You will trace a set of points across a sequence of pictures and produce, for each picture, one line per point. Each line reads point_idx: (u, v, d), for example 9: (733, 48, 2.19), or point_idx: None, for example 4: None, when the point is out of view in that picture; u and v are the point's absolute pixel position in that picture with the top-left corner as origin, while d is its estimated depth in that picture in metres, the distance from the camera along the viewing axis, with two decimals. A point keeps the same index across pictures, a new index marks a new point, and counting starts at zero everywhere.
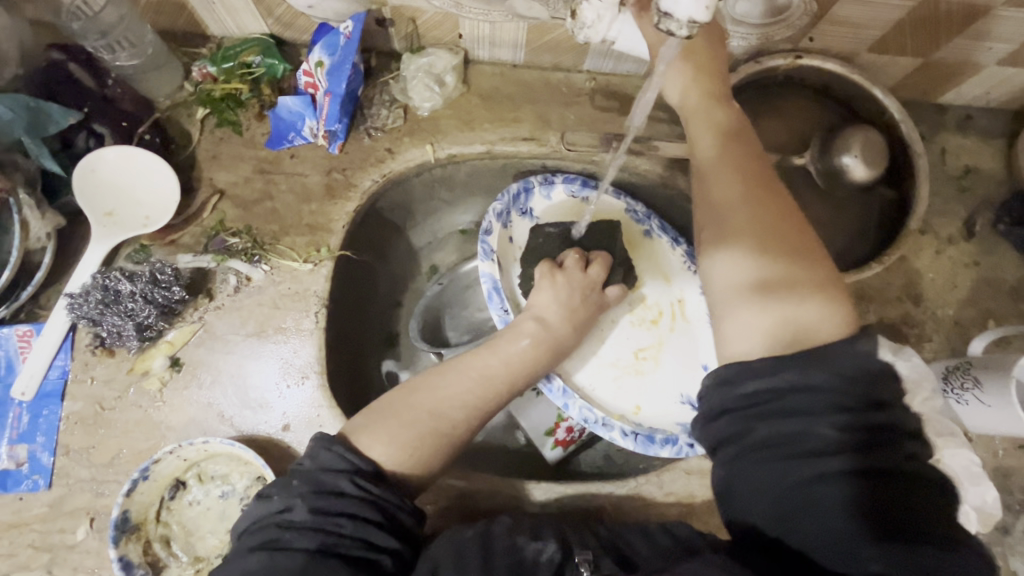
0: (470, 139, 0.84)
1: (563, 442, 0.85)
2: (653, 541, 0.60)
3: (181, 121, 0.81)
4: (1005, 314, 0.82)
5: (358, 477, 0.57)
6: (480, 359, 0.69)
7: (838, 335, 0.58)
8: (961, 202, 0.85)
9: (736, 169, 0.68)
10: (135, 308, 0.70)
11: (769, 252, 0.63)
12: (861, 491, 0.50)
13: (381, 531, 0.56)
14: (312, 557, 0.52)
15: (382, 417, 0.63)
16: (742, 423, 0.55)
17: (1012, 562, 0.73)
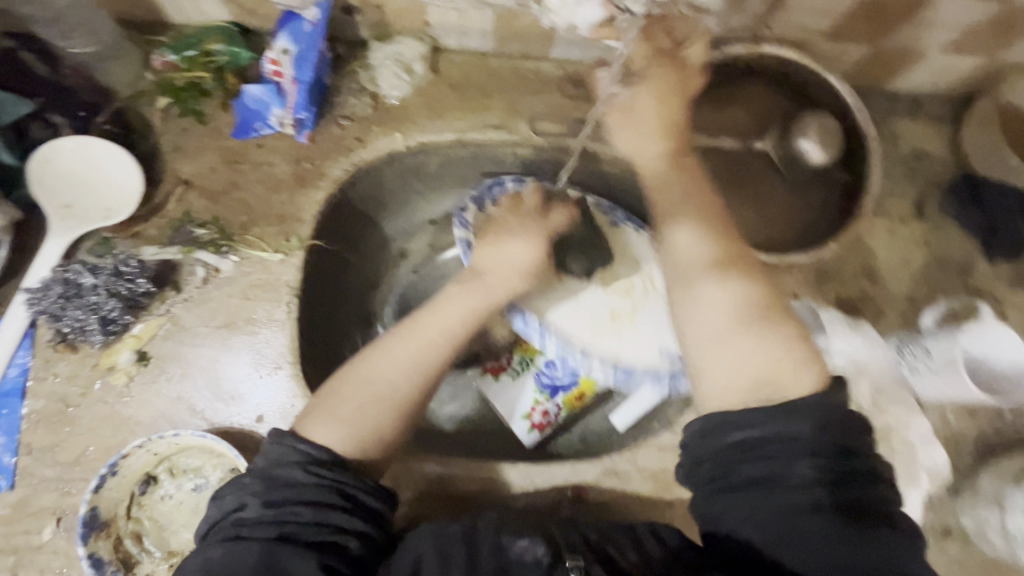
0: (440, 128, 0.84)
1: (538, 426, 0.87)
2: (642, 549, 0.58)
3: (142, 111, 0.79)
4: (954, 290, 0.86)
5: (310, 465, 0.56)
6: (419, 325, 0.66)
7: (805, 379, 0.60)
8: (912, 184, 0.89)
9: (701, 230, 0.67)
10: (98, 301, 0.68)
11: (739, 313, 0.63)
12: (836, 529, 0.52)
13: (342, 514, 0.55)
14: (269, 546, 0.52)
15: (329, 400, 0.61)
16: (724, 464, 0.57)
17: (962, 522, 0.78)
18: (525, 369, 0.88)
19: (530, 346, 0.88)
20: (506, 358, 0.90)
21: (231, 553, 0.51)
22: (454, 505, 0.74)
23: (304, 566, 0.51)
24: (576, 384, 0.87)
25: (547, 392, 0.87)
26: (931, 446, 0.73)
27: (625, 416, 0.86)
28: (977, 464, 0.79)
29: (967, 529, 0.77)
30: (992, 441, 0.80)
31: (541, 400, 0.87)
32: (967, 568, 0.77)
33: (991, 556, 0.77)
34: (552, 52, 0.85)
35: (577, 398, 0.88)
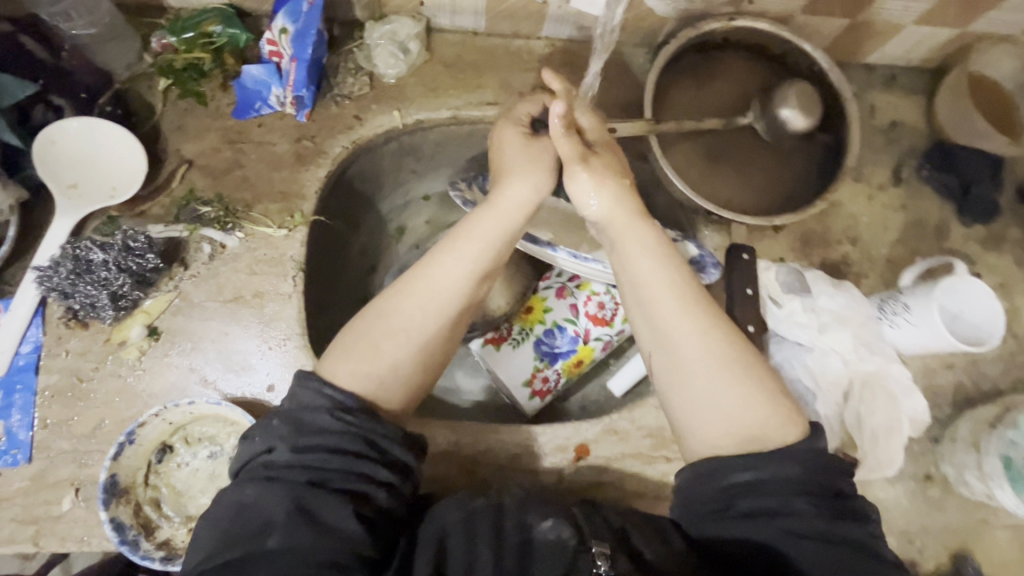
0: (436, 105, 0.86)
1: (539, 393, 0.89)
2: (666, 542, 0.58)
3: (143, 93, 0.81)
4: (930, 251, 0.90)
5: (338, 411, 0.57)
6: (437, 266, 0.65)
7: (786, 430, 0.60)
8: (890, 152, 0.93)
9: (678, 292, 0.65)
10: (109, 276, 0.70)
11: (722, 375, 0.62)
12: (829, 558, 0.54)
13: (370, 464, 0.56)
14: (301, 493, 0.53)
15: (353, 339, 0.62)
16: (722, 500, 0.58)
17: (943, 469, 0.82)
18: (525, 339, 0.89)
19: (529, 316, 0.90)
20: (506, 328, 0.91)
21: (263, 495, 0.53)
22: (462, 467, 0.77)
23: (335, 513, 0.53)
24: (575, 350, 0.90)
25: (547, 359, 0.89)
26: (912, 395, 0.75)
27: (621, 381, 0.89)
28: (956, 415, 0.83)
29: (947, 475, 0.82)
30: (969, 393, 0.84)
31: (541, 367, 0.89)
32: (949, 512, 0.81)
33: (971, 499, 0.81)
34: (542, 31, 0.88)
35: (575, 364, 0.91)
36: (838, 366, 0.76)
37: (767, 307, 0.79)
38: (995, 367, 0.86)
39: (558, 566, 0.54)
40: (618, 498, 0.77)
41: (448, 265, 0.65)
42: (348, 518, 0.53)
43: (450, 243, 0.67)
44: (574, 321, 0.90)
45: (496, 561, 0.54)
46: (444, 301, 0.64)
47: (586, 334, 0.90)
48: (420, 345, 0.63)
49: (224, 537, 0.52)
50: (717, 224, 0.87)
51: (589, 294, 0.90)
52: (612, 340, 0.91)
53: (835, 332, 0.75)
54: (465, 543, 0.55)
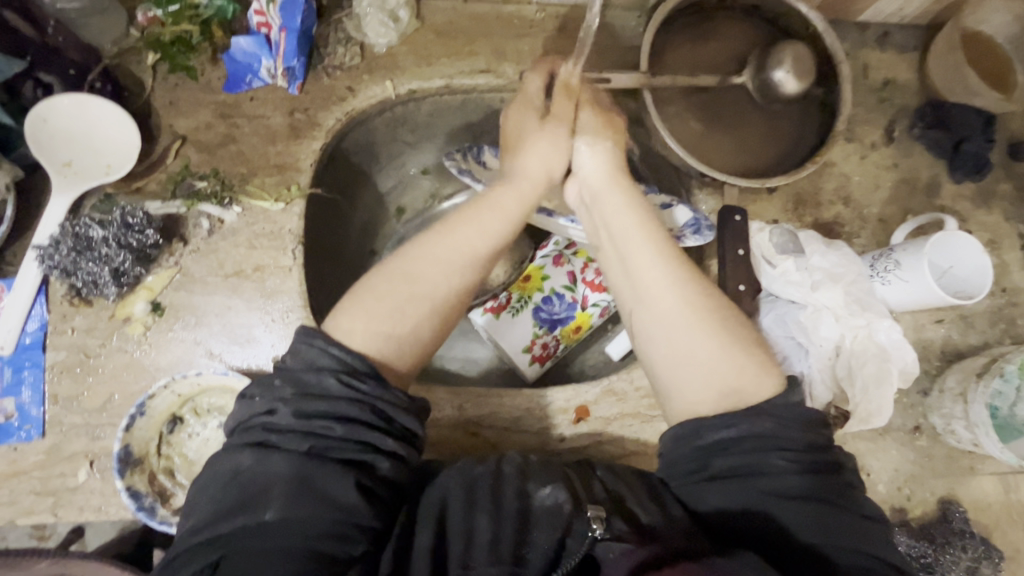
0: (428, 74, 0.85)
1: (539, 358, 0.91)
2: (666, 509, 0.58)
3: (131, 68, 0.81)
4: (922, 209, 0.91)
5: (343, 375, 0.57)
6: (459, 233, 0.66)
7: (764, 382, 0.61)
8: (883, 111, 0.93)
9: (659, 247, 0.67)
10: (110, 253, 0.70)
11: (702, 327, 0.63)
12: (810, 514, 0.54)
13: (372, 431, 0.56)
14: (301, 459, 0.53)
15: (368, 297, 0.62)
16: (698, 460, 0.60)
17: (931, 420, 0.85)
18: (524, 306, 0.90)
19: (529, 283, 0.91)
20: (505, 296, 0.92)
21: (263, 460, 0.53)
22: (466, 430, 0.79)
23: (337, 484, 0.53)
24: (573, 317, 0.91)
25: (547, 326, 0.90)
26: (902, 347, 0.76)
27: (619, 345, 0.90)
28: (944, 367, 0.86)
29: (935, 425, 0.85)
30: (958, 346, 0.87)
31: (540, 334, 0.90)
32: (936, 460, 0.84)
33: (957, 447, 0.84)
34: None
35: (575, 331, 0.92)
36: (830, 323, 0.77)
37: (761, 266, 0.81)
38: (982, 321, 0.88)
39: (554, 531, 0.56)
40: (618, 456, 0.79)
41: (470, 234, 0.66)
42: (349, 490, 0.53)
43: (471, 214, 0.68)
44: (571, 288, 0.91)
45: (495, 528, 0.56)
46: (460, 265, 0.65)
47: (584, 300, 0.91)
48: (439, 309, 0.64)
49: (222, 499, 0.53)
50: (711, 187, 0.88)
51: (586, 262, 0.92)
52: (611, 307, 0.93)
53: (827, 290, 0.77)
54: (464, 506, 0.57)
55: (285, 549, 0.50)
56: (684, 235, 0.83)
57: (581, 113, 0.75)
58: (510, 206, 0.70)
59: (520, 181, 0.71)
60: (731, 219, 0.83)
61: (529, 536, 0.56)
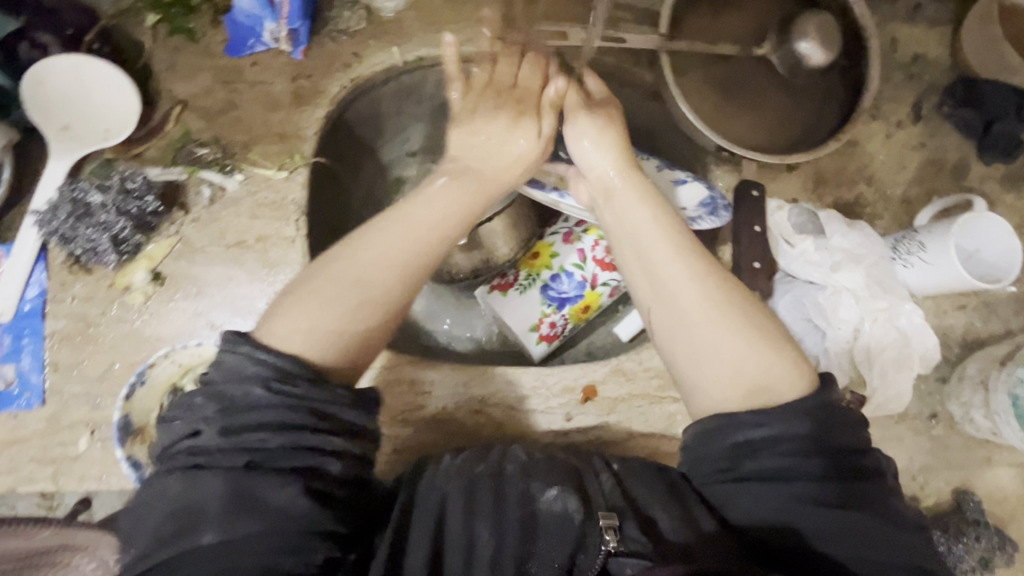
0: (436, 42, 0.82)
1: (547, 337, 0.88)
2: (693, 518, 0.56)
3: (130, 31, 0.77)
4: (947, 190, 0.88)
5: (273, 382, 0.53)
6: (409, 232, 0.64)
7: (797, 382, 0.58)
8: (910, 87, 0.89)
9: (675, 239, 0.65)
10: (110, 220, 0.69)
11: (723, 321, 0.61)
12: (842, 520, 0.53)
13: (312, 435, 0.53)
14: (235, 477, 0.50)
15: (301, 299, 0.58)
16: (727, 459, 0.57)
17: (948, 408, 0.82)
18: (532, 284, 0.88)
19: (537, 261, 0.88)
20: (513, 274, 0.90)
21: (189, 485, 0.50)
22: (470, 408, 0.77)
23: (282, 493, 0.51)
24: (582, 296, 0.88)
25: (554, 304, 0.87)
26: (923, 332, 0.73)
27: (628, 325, 0.88)
28: (965, 355, 0.83)
29: (952, 414, 0.82)
30: (979, 333, 0.84)
31: (549, 312, 0.87)
32: (951, 449, 0.82)
33: (974, 436, 0.82)
34: None
35: (584, 311, 0.89)
36: (850, 305, 0.73)
37: (779, 246, 0.78)
38: (1007, 308, 0.85)
39: (565, 542, 0.56)
40: (625, 437, 0.78)
41: (418, 233, 0.64)
42: (296, 496, 0.51)
43: (418, 216, 0.65)
44: (580, 266, 0.88)
45: (495, 536, 0.56)
46: (401, 260, 0.62)
47: (594, 278, 0.88)
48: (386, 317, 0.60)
49: (164, 527, 0.50)
50: (728, 163, 0.85)
51: (597, 239, 0.87)
52: (621, 287, 0.90)
53: (848, 271, 0.73)
54: (464, 512, 0.57)
55: (245, 564, 0.48)
56: (701, 216, 0.79)
57: (569, 110, 0.75)
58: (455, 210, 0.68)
59: (470, 186, 0.70)
60: (747, 194, 0.81)
61: (533, 547, 0.55)
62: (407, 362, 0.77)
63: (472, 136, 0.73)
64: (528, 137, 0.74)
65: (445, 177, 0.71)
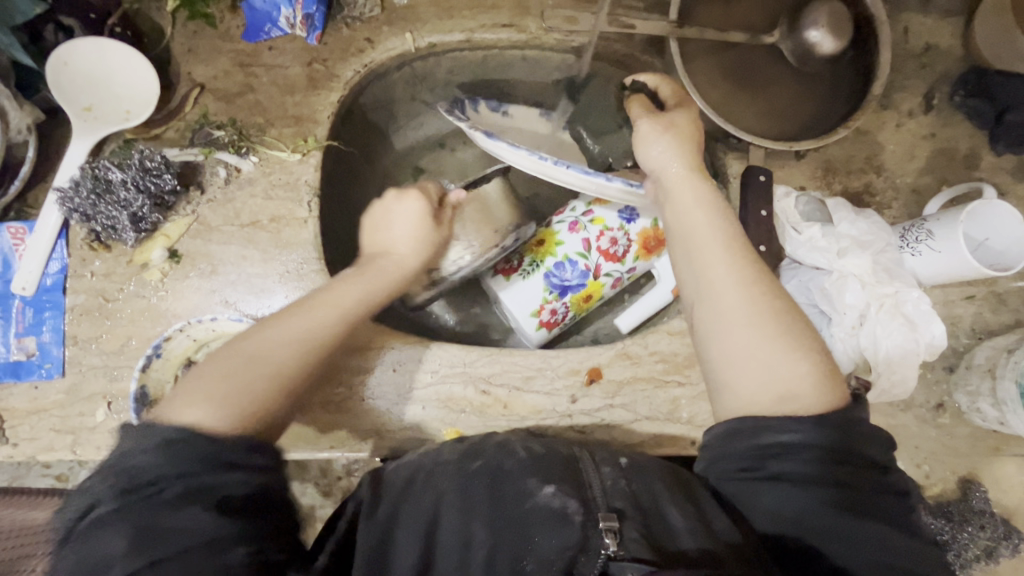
0: (449, 27, 0.83)
1: (546, 324, 0.88)
2: (709, 523, 0.53)
3: (150, 15, 0.80)
4: (959, 180, 0.87)
5: (166, 442, 0.47)
6: (315, 313, 0.60)
7: (829, 393, 0.56)
8: (922, 77, 0.89)
9: (725, 244, 0.63)
10: (129, 197, 0.70)
11: (763, 327, 0.59)
12: (864, 529, 0.50)
13: (218, 471, 0.47)
14: (140, 523, 0.44)
15: (201, 375, 0.54)
16: (751, 459, 0.54)
17: (955, 397, 0.82)
18: (535, 270, 0.86)
19: (541, 247, 0.86)
20: (517, 260, 0.88)
21: (82, 551, 0.43)
22: (477, 388, 0.78)
23: (187, 523, 0.44)
24: (585, 285, 0.86)
25: (556, 291, 0.86)
26: (930, 321, 0.72)
27: (630, 316, 0.88)
28: (973, 345, 0.83)
29: (959, 404, 0.82)
30: (988, 324, 0.83)
31: (550, 299, 0.86)
32: (959, 439, 0.82)
33: (981, 427, 0.82)
34: None
35: (585, 300, 0.88)
36: (856, 290, 0.73)
37: (786, 232, 0.79)
38: (1018, 299, 0.84)
39: (567, 544, 0.52)
40: (631, 420, 0.78)
41: (314, 318, 0.60)
42: (204, 519, 0.44)
43: (308, 305, 0.61)
44: (585, 256, 0.85)
45: (492, 536, 0.54)
46: (304, 343, 0.58)
47: (597, 269, 0.86)
48: (278, 396, 0.55)
49: None
50: (736, 150, 0.85)
51: (603, 228, 0.85)
52: (624, 276, 0.88)
53: (854, 257, 0.74)
54: (460, 512, 0.56)
55: None
56: None
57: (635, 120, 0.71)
58: (352, 298, 0.64)
59: (371, 282, 0.67)
60: (755, 179, 0.80)
61: (529, 544, 0.54)
62: (415, 343, 0.78)
63: (383, 234, 0.73)
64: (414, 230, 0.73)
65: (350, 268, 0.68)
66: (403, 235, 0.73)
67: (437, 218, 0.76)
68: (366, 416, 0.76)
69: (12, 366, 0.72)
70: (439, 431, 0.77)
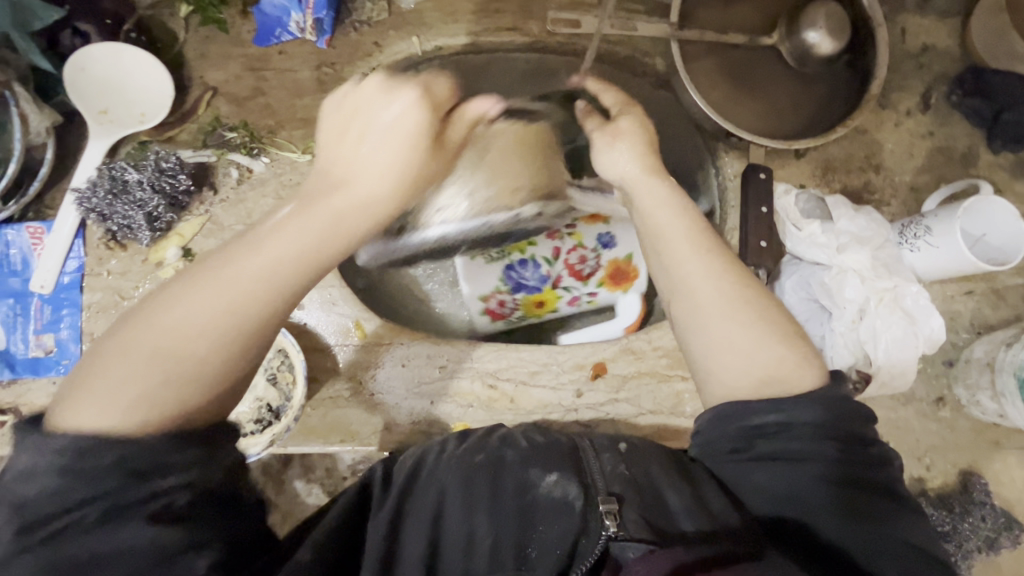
0: (453, 32, 0.86)
1: (491, 311, 0.92)
2: (704, 504, 0.54)
3: (164, 21, 0.82)
4: (956, 178, 0.89)
5: (65, 464, 0.42)
6: (235, 268, 0.49)
7: (810, 376, 0.57)
8: (919, 77, 0.91)
9: (690, 237, 0.63)
10: (145, 198, 0.73)
11: (738, 316, 0.60)
12: (850, 502, 0.51)
13: (137, 485, 0.42)
14: (54, 557, 0.40)
15: (96, 367, 0.46)
16: (742, 439, 0.56)
17: (955, 391, 0.83)
18: (499, 259, 0.86)
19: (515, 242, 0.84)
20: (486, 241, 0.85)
21: None
22: (484, 383, 0.80)
23: (120, 544, 0.41)
24: (540, 289, 0.90)
25: (510, 286, 0.89)
26: (928, 315, 0.74)
27: (574, 332, 0.93)
28: (972, 339, 0.84)
29: (959, 397, 0.83)
30: (987, 319, 0.85)
31: (501, 290, 0.89)
32: (959, 432, 0.83)
33: (981, 420, 0.83)
34: None
35: (538, 304, 0.92)
36: (855, 284, 0.75)
37: (786, 228, 0.80)
38: (1017, 295, 0.85)
39: (569, 531, 0.55)
40: (635, 414, 0.80)
41: (230, 276, 0.49)
42: (135, 536, 0.41)
43: (226, 253, 0.51)
44: (550, 263, 0.88)
45: (493, 527, 0.56)
46: (226, 312, 0.48)
47: (557, 278, 0.90)
48: (209, 387, 0.48)
49: None
50: (736, 149, 0.87)
51: (577, 245, 0.87)
52: (580, 296, 0.92)
53: (853, 252, 0.75)
54: (463, 504, 0.58)
55: None
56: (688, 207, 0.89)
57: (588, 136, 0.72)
58: (291, 251, 0.51)
59: (319, 216, 0.53)
60: (756, 178, 0.82)
61: (533, 532, 0.56)
62: (423, 338, 0.80)
63: (346, 147, 0.57)
64: (387, 145, 0.57)
65: (292, 204, 0.54)
66: (379, 157, 0.56)
67: (438, 140, 0.60)
68: (376, 410, 0.78)
69: (31, 362, 0.74)
70: (446, 425, 0.78)
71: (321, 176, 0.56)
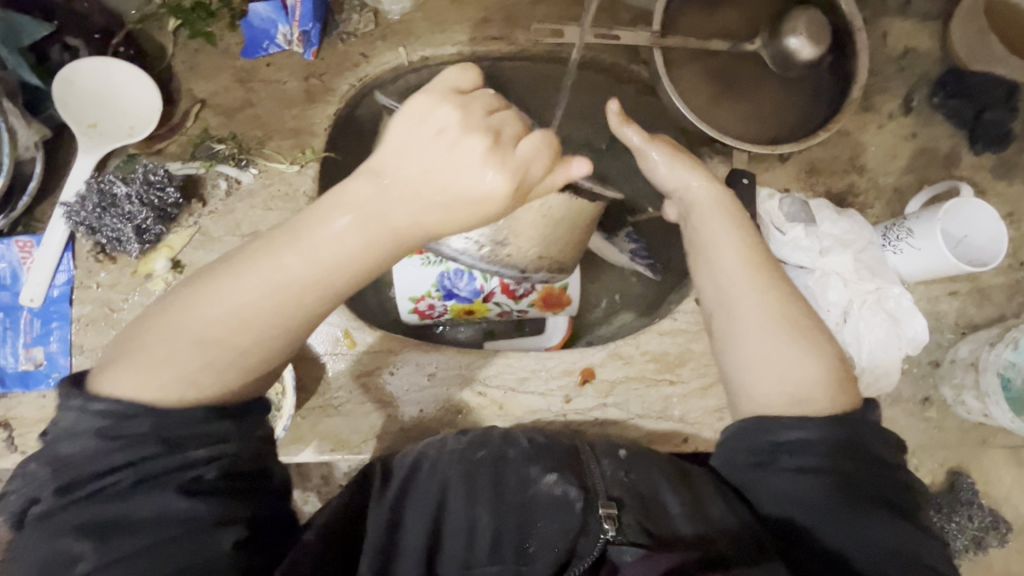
0: (441, 41, 0.86)
1: (420, 312, 0.85)
2: (704, 511, 0.55)
3: (153, 33, 0.82)
4: (939, 179, 0.90)
5: (108, 428, 0.48)
6: (279, 279, 0.52)
7: (844, 398, 0.58)
8: (901, 81, 0.92)
9: (742, 250, 0.64)
10: (133, 211, 0.73)
11: (781, 332, 0.60)
12: (868, 519, 0.51)
13: (172, 455, 0.48)
14: (93, 513, 0.46)
15: (137, 344, 0.51)
16: (763, 453, 0.56)
17: (942, 391, 0.84)
18: (436, 264, 0.80)
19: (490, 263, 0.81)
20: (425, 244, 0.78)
21: (36, 545, 0.45)
22: (474, 390, 0.80)
23: (155, 505, 0.47)
24: (471, 300, 0.84)
25: (442, 292, 0.83)
26: (912, 317, 0.75)
27: (497, 341, 0.93)
28: (957, 339, 0.85)
29: (945, 397, 0.84)
30: (972, 319, 0.85)
31: (433, 295, 0.83)
32: (946, 431, 0.84)
33: (968, 419, 0.84)
34: None
35: (466, 312, 0.86)
36: (838, 287, 0.76)
37: (770, 233, 0.79)
38: (1001, 294, 0.86)
39: (566, 532, 0.56)
40: (625, 418, 0.80)
41: (274, 291, 0.52)
42: (168, 501, 0.47)
43: (271, 259, 0.52)
44: (486, 277, 0.81)
45: (495, 518, 0.57)
46: (268, 322, 0.52)
47: (490, 294, 0.83)
48: (245, 378, 0.53)
49: None
50: (721, 154, 0.88)
51: None
52: (510, 311, 0.87)
53: (836, 256, 0.76)
54: (467, 500, 0.58)
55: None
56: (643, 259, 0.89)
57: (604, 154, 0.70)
58: (338, 272, 0.53)
59: (372, 239, 0.53)
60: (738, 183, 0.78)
61: (532, 528, 0.57)
62: (413, 345, 0.81)
63: (421, 172, 0.53)
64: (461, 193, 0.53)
65: (350, 215, 0.53)
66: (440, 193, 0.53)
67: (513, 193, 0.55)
68: (366, 418, 0.78)
69: (21, 375, 0.75)
70: (437, 433, 0.78)
71: (385, 185, 0.53)
